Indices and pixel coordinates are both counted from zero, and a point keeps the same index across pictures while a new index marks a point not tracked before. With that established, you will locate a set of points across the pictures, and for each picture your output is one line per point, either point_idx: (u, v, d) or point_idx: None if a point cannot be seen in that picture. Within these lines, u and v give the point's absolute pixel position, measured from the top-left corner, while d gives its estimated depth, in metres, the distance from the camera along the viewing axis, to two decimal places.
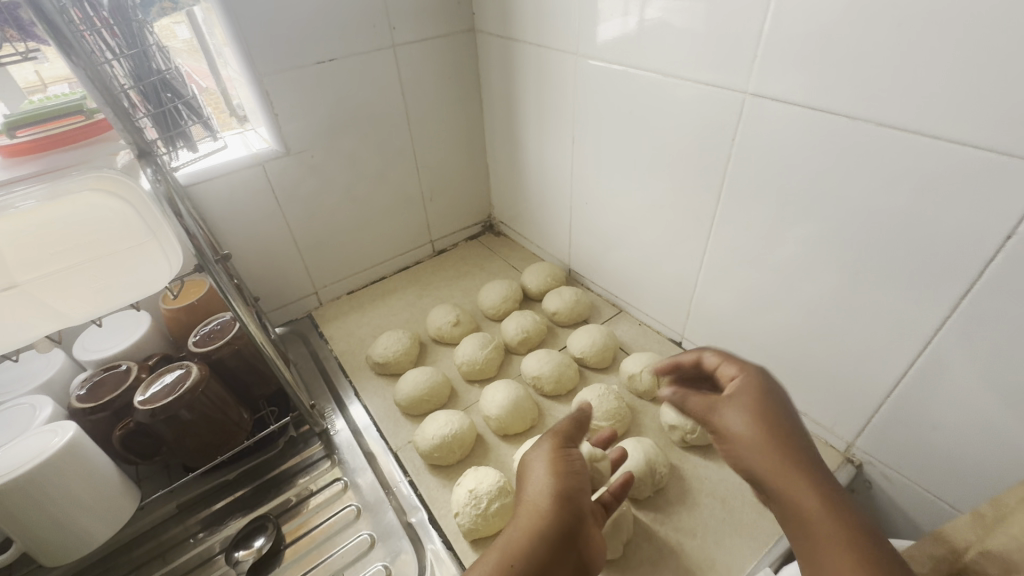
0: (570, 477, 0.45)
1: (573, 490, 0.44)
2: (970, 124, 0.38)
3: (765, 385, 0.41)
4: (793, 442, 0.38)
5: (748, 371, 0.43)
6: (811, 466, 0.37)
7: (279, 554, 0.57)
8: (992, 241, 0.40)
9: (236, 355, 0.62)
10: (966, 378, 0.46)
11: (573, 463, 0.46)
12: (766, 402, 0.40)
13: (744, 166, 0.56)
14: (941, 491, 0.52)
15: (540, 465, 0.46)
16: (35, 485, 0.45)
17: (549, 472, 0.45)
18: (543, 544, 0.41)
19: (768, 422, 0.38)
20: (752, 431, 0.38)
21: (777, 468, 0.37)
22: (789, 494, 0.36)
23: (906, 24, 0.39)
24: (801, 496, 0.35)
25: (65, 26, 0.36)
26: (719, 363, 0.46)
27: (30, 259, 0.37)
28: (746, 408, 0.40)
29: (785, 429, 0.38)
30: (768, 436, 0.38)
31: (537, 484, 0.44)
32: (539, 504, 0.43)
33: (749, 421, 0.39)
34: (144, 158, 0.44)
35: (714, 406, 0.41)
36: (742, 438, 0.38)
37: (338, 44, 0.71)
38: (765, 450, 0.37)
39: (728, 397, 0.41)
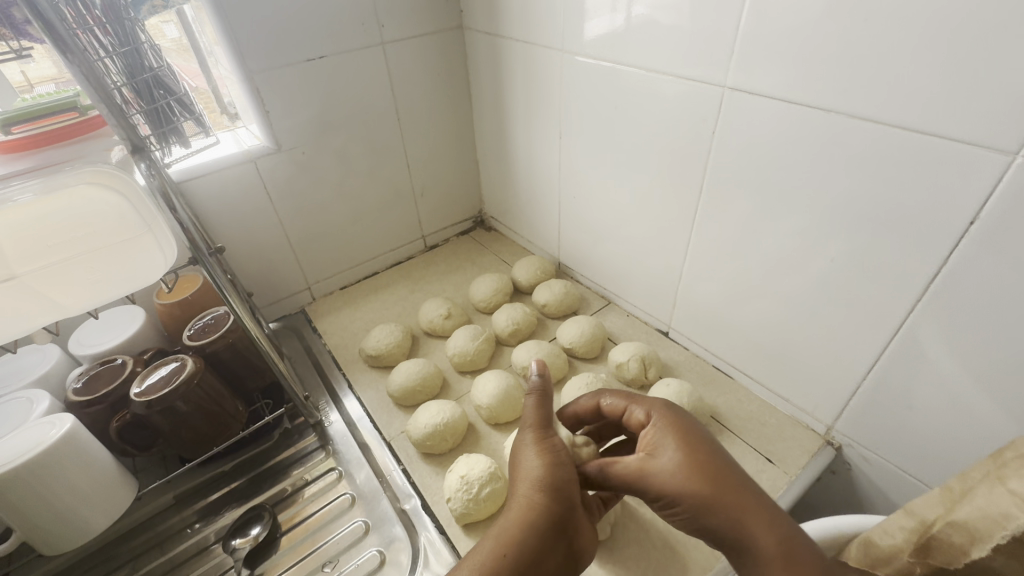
0: (560, 467, 0.45)
1: (563, 479, 0.45)
2: (935, 114, 0.40)
3: (674, 433, 0.43)
4: (732, 488, 0.39)
5: (653, 421, 0.45)
6: (757, 509, 0.39)
7: (275, 541, 0.58)
8: (957, 226, 0.42)
9: (231, 349, 0.63)
10: (937, 360, 0.47)
11: (560, 452, 0.46)
12: (686, 454, 0.42)
13: (725, 159, 0.57)
14: (915, 470, 0.54)
15: (529, 457, 0.46)
16: (33, 476, 0.46)
17: (539, 463, 0.45)
18: (533, 534, 0.42)
19: (696, 476, 0.40)
20: (689, 488, 0.40)
21: (727, 518, 0.39)
22: (747, 541, 0.38)
23: (872, 19, 0.41)
24: (759, 538, 0.38)
25: (61, 24, 0.37)
26: (625, 408, 0.49)
27: (29, 252, 0.38)
28: (671, 464, 0.41)
29: (717, 478, 0.40)
30: (702, 489, 0.40)
31: (527, 476, 0.45)
32: (529, 496, 0.43)
33: (679, 477, 0.40)
34: (138, 154, 0.45)
35: (635, 468, 0.43)
36: (680, 498, 0.40)
37: (327, 42, 0.72)
38: (707, 504, 0.39)
39: (648, 454, 0.43)
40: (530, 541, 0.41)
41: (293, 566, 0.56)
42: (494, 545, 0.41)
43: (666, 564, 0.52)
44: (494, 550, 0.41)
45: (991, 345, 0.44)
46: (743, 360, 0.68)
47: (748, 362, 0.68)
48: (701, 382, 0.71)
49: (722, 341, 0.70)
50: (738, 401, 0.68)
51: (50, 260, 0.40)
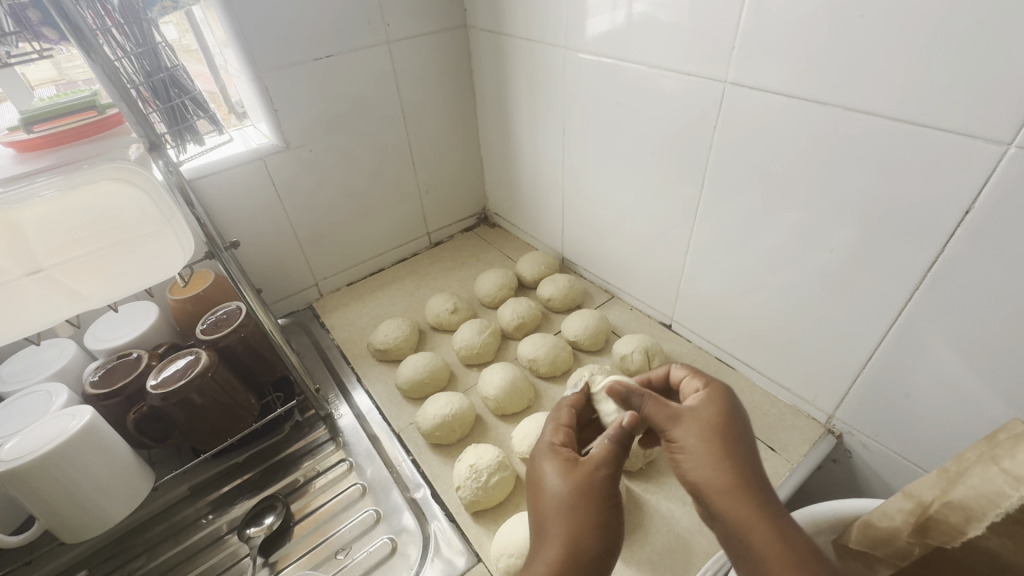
0: (596, 488, 0.42)
1: (603, 500, 0.41)
2: (931, 106, 0.41)
3: (721, 403, 0.42)
4: (746, 468, 0.38)
5: (708, 387, 0.45)
6: (760, 494, 0.37)
7: (288, 531, 0.59)
8: (952, 216, 0.43)
9: (243, 343, 0.64)
10: (935, 348, 0.49)
11: (598, 488, 0.42)
12: (717, 422, 0.41)
13: (726, 153, 0.58)
14: (913, 456, 0.56)
15: (556, 478, 0.43)
16: (56, 466, 0.48)
17: (573, 492, 0.41)
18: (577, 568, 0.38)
19: (719, 441, 0.39)
20: (705, 450, 0.39)
21: (726, 491, 0.37)
22: (737, 516, 0.36)
23: (869, 15, 0.42)
24: (751, 518, 0.36)
25: (86, 27, 0.39)
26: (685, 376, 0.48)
27: (55, 247, 0.41)
28: (700, 423, 0.41)
29: (736, 454, 0.39)
30: (717, 457, 0.39)
31: (557, 502, 0.41)
32: (565, 526, 0.40)
33: (700, 434, 0.40)
34: (155, 151, 0.47)
35: (670, 412, 0.43)
36: (693, 452, 0.40)
37: (334, 41, 0.73)
38: (714, 471, 0.38)
39: (688, 407, 0.42)
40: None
41: (302, 556, 0.57)
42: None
43: (672, 549, 0.54)
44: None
45: (986, 332, 0.45)
46: (746, 351, 0.69)
47: (750, 353, 0.69)
48: None
49: (724, 333, 0.71)
50: (740, 391, 0.69)
51: (75, 253, 0.42)
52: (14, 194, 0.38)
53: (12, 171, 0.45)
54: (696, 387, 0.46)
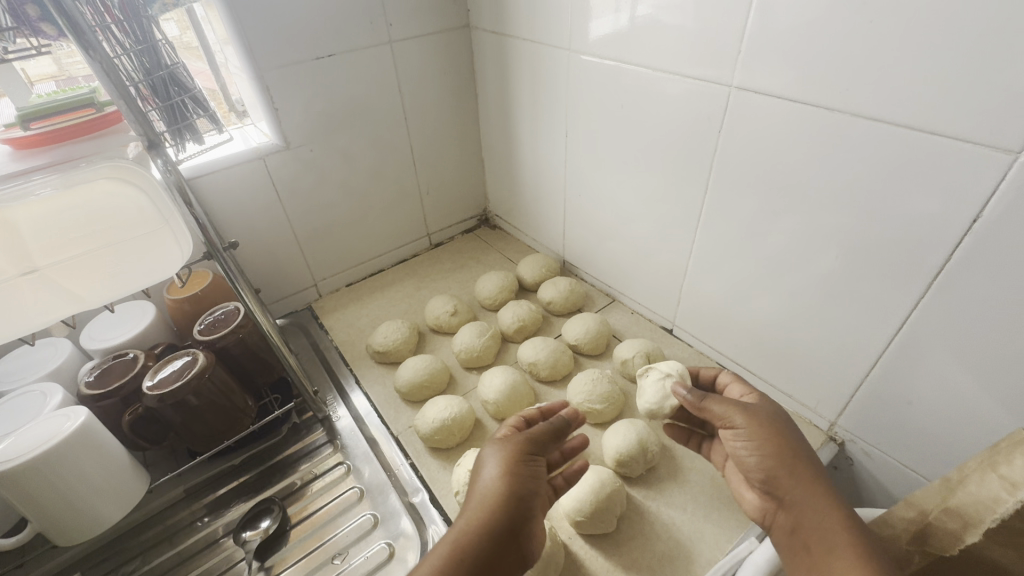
0: (519, 449, 0.45)
1: (524, 458, 0.45)
2: (939, 114, 0.41)
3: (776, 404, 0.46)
4: (812, 458, 0.42)
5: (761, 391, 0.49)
6: (826, 483, 0.41)
7: (285, 534, 0.59)
8: (959, 225, 0.43)
9: (241, 344, 0.63)
10: (941, 357, 0.48)
11: (520, 452, 0.45)
12: (780, 418, 0.44)
13: (731, 157, 0.58)
14: (915, 465, 0.55)
15: (488, 446, 0.46)
16: (49, 469, 0.47)
17: (500, 454, 0.45)
18: (496, 512, 0.41)
19: (785, 433, 0.43)
20: (772, 443, 0.43)
21: (800, 479, 0.41)
22: (811, 503, 0.40)
23: (879, 21, 0.41)
24: (824, 506, 0.40)
25: (85, 24, 0.38)
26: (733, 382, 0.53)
27: (49, 246, 0.41)
28: (765, 416, 0.44)
29: (799, 444, 0.43)
30: (784, 449, 0.42)
31: (485, 463, 0.45)
32: (489, 479, 0.43)
33: (766, 426, 0.43)
34: (153, 150, 0.47)
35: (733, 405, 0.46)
36: (763, 443, 0.43)
37: (336, 41, 0.73)
38: (788, 461, 0.42)
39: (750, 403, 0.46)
40: (495, 519, 0.41)
41: (299, 561, 0.57)
42: (456, 533, 0.40)
43: (672, 557, 0.53)
44: (456, 537, 0.40)
45: (990, 342, 0.44)
46: (747, 356, 0.69)
47: (752, 359, 0.68)
48: None
49: (727, 338, 0.71)
50: None
51: (70, 254, 0.42)
52: (11, 193, 0.38)
53: (8, 169, 0.44)
54: (745, 391, 0.50)
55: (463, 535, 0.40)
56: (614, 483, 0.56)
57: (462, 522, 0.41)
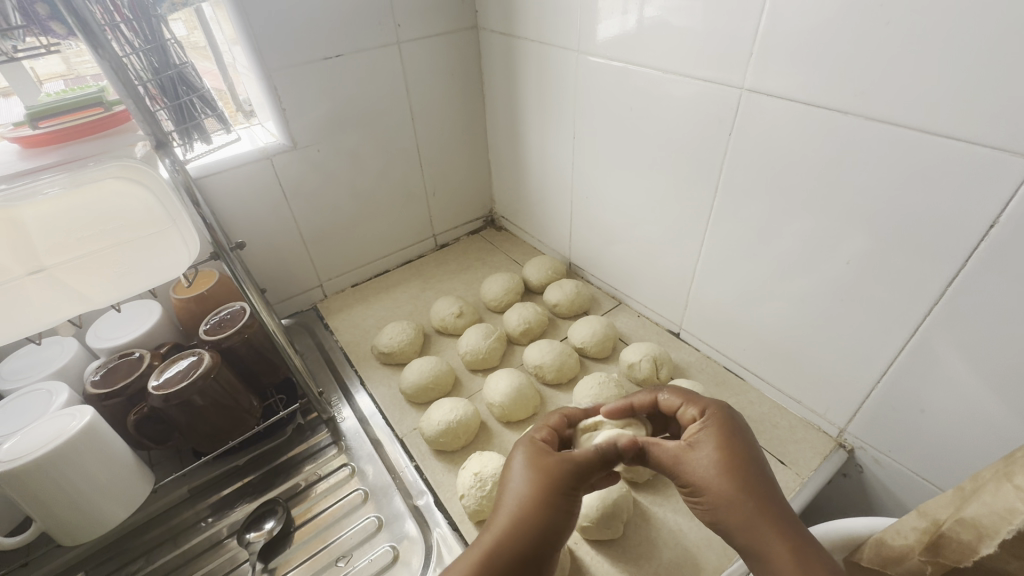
0: (558, 477, 0.42)
1: (563, 483, 0.42)
2: (955, 117, 0.40)
3: (729, 436, 0.41)
4: (762, 498, 0.38)
5: (706, 414, 0.44)
6: (779, 526, 0.37)
7: (288, 536, 0.58)
8: (976, 229, 0.42)
9: (247, 344, 0.63)
10: (955, 364, 0.47)
11: (559, 482, 0.42)
12: (732, 452, 0.40)
13: (741, 160, 0.57)
14: (927, 473, 0.54)
15: (524, 461, 0.44)
16: (53, 467, 0.47)
17: (535, 479, 0.42)
18: (524, 535, 0.39)
19: (727, 477, 0.39)
20: (722, 485, 0.39)
21: (747, 525, 0.38)
22: (761, 549, 0.37)
23: (894, 22, 0.41)
24: (773, 551, 0.36)
25: (95, 22, 0.38)
26: (679, 403, 0.47)
27: (57, 246, 0.41)
28: (706, 458, 0.41)
29: (746, 485, 0.39)
30: (732, 491, 0.39)
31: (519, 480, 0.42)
32: (521, 498, 0.41)
33: (709, 474, 0.40)
34: (161, 149, 0.44)
35: (672, 455, 0.43)
36: (711, 488, 0.39)
37: (343, 41, 0.72)
38: (733, 508, 0.38)
39: (689, 445, 0.42)
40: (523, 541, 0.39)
41: (303, 563, 0.56)
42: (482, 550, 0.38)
43: (679, 563, 0.53)
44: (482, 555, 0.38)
45: (1005, 349, 0.44)
46: (756, 361, 0.68)
47: (761, 364, 0.68)
48: (714, 384, 0.71)
49: (735, 342, 0.70)
50: (750, 402, 0.68)
51: (77, 254, 0.42)
52: (20, 192, 0.38)
53: (17, 167, 0.44)
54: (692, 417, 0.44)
55: (486, 559, 0.38)
56: (621, 488, 0.56)
57: (489, 540, 0.39)
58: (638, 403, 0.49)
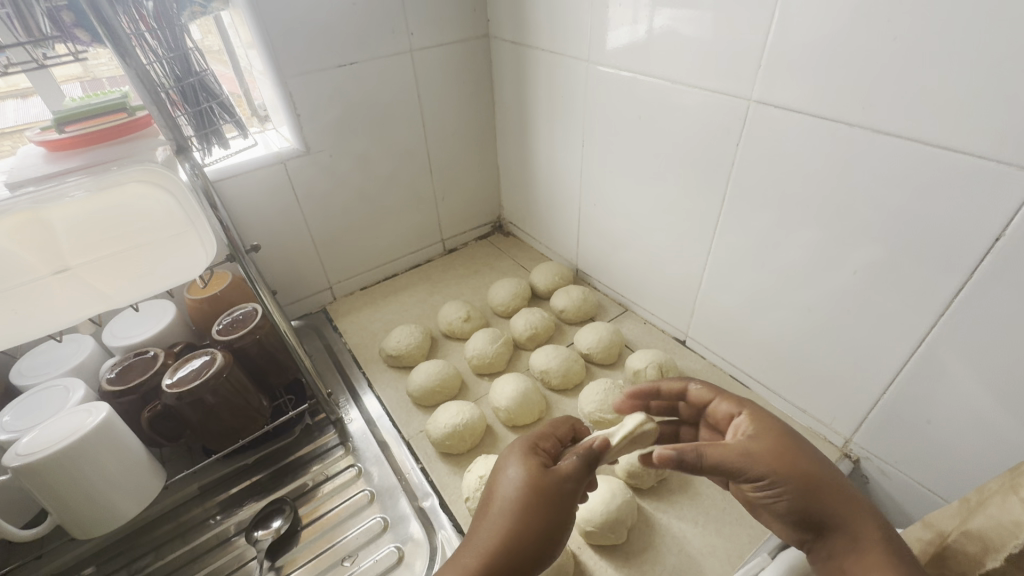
0: (546, 496, 0.40)
1: (550, 503, 0.40)
2: (962, 131, 0.40)
3: (775, 423, 0.42)
4: (830, 477, 0.39)
5: (748, 407, 0.44)
6: (856, 502, 0.38)
7: (295, 534, 0.59)
8: (983, 241, 0.42)
9: (258, 344, 0.64)
10: (964, 379, 0.47)
11: (548, 502, 0.40)
12: (793, 436, 0.41)
13: (750, 170, 0.58)
14: (932, 484, 0.54)
15: (518, 473, 0.42)
16: (70, 462, 0.48)
17: (522, 495, 0.40)
18: (504, 556, 0.38)
19: (801, 460, 0.39)
20: (797, 470, 0.38)
21: (828, 504, 0.38)
22: (846, 526, 0.37)
23: (901, 37, 0.41)
24: (858, 525, 0.37)
25: (122, 31, 0.40)
26: (712, 397, 0.47)
27: (81, 247, 0.42)
28: (773, 447, 0.40)
29: (816, 466, 0.39)
30: (808, 472, 0.38)
31: (511, 494, 0.41)
32: (505, 518, 0.39)
33: (782, 461, 0.39)
34: (182, 154, 0.48)
35: (738, 450, 0.40)
36: (789, 477, 0.38)
37: (356, 48, 0.74)
38: (812, 488, 0.38)
39: (751, 437, 0.41)
40: (504, 563, 0.38)
41: (308, 562, 0.57)
42: (463, 566, 0.38)
43: (681, 570, 0.53)
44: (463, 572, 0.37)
45: (1011, 363, 0.44)
46: (761, 370, 0.68)
47: (766, 373, 0.68)
48: None
49: (740, 351, 0.70)
50: None
51: (99, 254, 0.43)
52: (46, 195, 0.39)
53: (41, 170, 0.45)
54: (732, 409, 0.45)
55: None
56: (626, 495, 0.56)
57: (467, 559, 0.38)
58: (665, 390, 0.49)
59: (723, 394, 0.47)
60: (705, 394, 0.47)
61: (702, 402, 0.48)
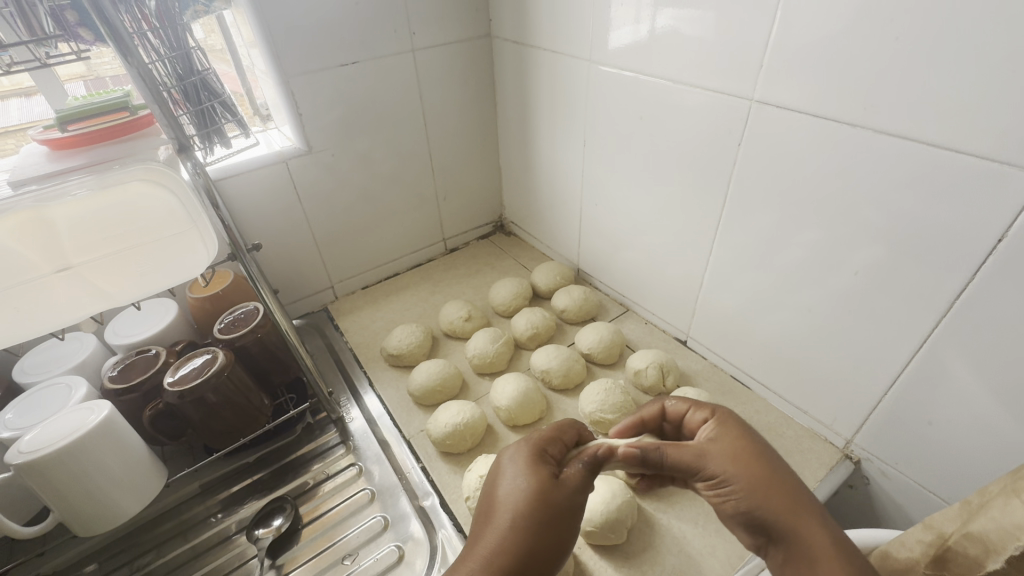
0: (553, 509, 0.41)
1: (556, 517, 0.40)
2: (965, 132, 0.40)
3: (742, 430, 0.41)
4: (788, 485, 0.37)
5: (718, 414, 0.43)
6: (811, 512, 0.36)
7: (296, 533, 0.59)
8: (985, 243, 0.42)
9: (259, 343, 0.64)
10: (966, 380, 0.47)
11: (554, 517, 0.40)
12: (760, 443, 0.40)
13: (751, 171, 0.58)
14: (933, 485, 0.54)
15: (526, 484, 0.42)
16: (72, 460, 0.48)
17: (529, 507, 0.40)
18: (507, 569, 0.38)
19: (756, 464, 0.38)
20: (751, 474, 0.38)
21: (781, 510, 0.36)
22: (796, 533, 0.35)
23: (903, 37, 0.41)
24: (808, 535, 0.35)
25: (125, 31, 0.40)
26: (685, 409, 0.45)
27: (83, 246, 0.42)
28: (732, 448, 0.39)
29: (776, 471, 0.38)
30: (762, 478, 0.37)
31: (517, 505, 0.41)
32: (511, 528, 0.40)
33: (737, 464, 0.38)
34: (184, 153, 0.47)
35: (694, 451, 0.40)
36: (742, 480, 0.37)
37: (358, 48, 0.74)
38: (766, 493, 0.37)
39: (711, 440, 0.41)
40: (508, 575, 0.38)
41: (308, 561, 0.57)
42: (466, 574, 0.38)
43: (681, 571, 0.53)
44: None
45: (1013, 364, 0.44)
46: (762, 371, 0.68)
47: (768, 374, 0.68)
48: (719, 392, 0.71)
49: (741, 351, 0.70)
50: (756, 411, 0.68)
51: (102, 252, 0.43)
52: (48, 193, 0.39)
53: (44, 169, 0.45)
54: (703, 417, 0.43)
55: None
56: (626, 494, 0.56)
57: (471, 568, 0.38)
58: (646, 416, 0.47)
59: (700, 404, 0.45)
60: (679, 405, 0.46)
61: (678, 416, 0.46)
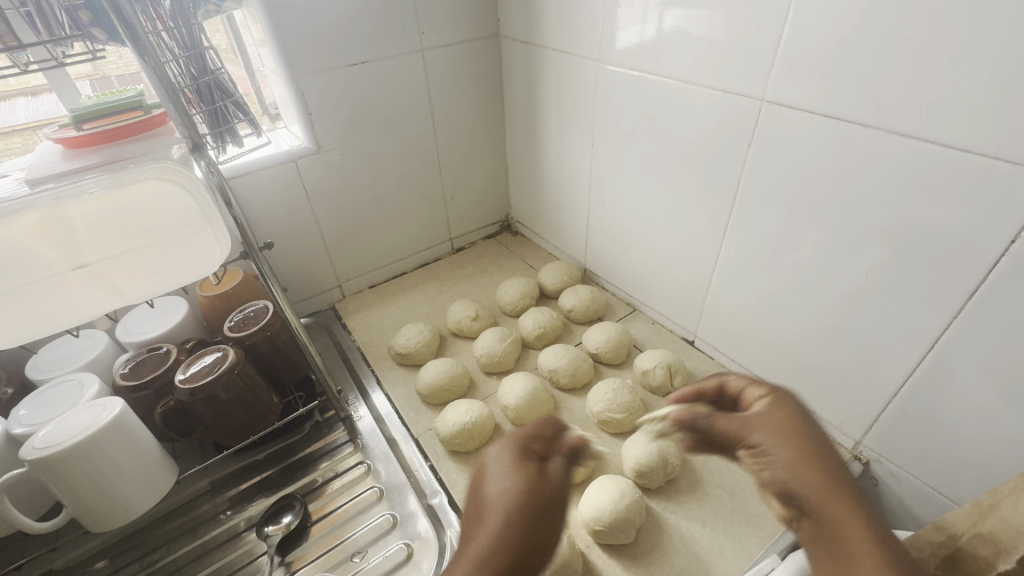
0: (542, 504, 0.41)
1: (545, 511, 0.41)
2: (977, 133, 0.40)
3: (795, 407, 0.41)
4: (829, 464, 0.37)
5: (778, 392, 0.42)
6: (848, 495, 0.36)
7: (305, 531, 0.59)
8: (997, 245, 0.42)
9: (269, 341, 0.65)
10: (977, 382, 0.47)
11: (542, 510, 0.41)
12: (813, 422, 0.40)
13: (761, 171, 0.58)
14: (942, 487, 0.54)
15: (513, 483, 0.42)
16: (85, 456, 0.48)
17: (517, 503, 0.41)
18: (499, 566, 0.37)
19: (802, 442, 0.38)
20: (794, 450, 0.38)
21: (817, 489, 0.36)
22: (828, 512, 0.35)
23: (916, 38, 0.41)
24: (842, 517, 0.35)
25: (142, 30, 0.40)
26: (746, 386, 0.44)
27: (98, 244, 0.43)
28: (780, 423, 0.40)
29: (822, 450, 0.38)
30: (805, 456, 0.38)
31: (505, 502, 0.41)
32: (502, 526, 0.40)
33: (783, 437, 0.39)
34: (197, 152, 0.47)
35: (741, 421, 0.42)
36: (785, 453, 0.38)
37: (367, 47, 0.74)
38: (806, 470, 0.37)
39: (759, 413, 0.41)
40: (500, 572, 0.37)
41: (317, 559, 0.57)
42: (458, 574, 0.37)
43: (689, 570, 0.53)
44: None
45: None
46: (771, 372, 0.68)
47: (776, 374, 0.68)
48: None
49: (749, 352, 0.70)
50: None
51: (117, 251, 0.43)
52: (66, 191, 0.40)
53: (60, 168, 0.46)
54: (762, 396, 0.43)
55: None
56: (635, 494, 0.56)
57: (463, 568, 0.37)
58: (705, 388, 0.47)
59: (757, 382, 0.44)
60: (740, 382, 0.45)
61: (736, 393, 0.45)
